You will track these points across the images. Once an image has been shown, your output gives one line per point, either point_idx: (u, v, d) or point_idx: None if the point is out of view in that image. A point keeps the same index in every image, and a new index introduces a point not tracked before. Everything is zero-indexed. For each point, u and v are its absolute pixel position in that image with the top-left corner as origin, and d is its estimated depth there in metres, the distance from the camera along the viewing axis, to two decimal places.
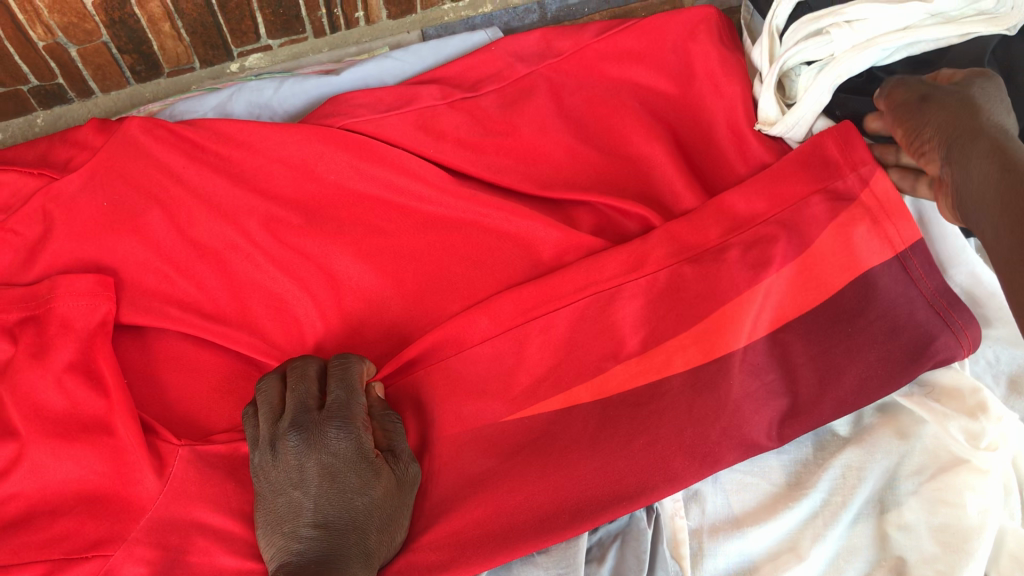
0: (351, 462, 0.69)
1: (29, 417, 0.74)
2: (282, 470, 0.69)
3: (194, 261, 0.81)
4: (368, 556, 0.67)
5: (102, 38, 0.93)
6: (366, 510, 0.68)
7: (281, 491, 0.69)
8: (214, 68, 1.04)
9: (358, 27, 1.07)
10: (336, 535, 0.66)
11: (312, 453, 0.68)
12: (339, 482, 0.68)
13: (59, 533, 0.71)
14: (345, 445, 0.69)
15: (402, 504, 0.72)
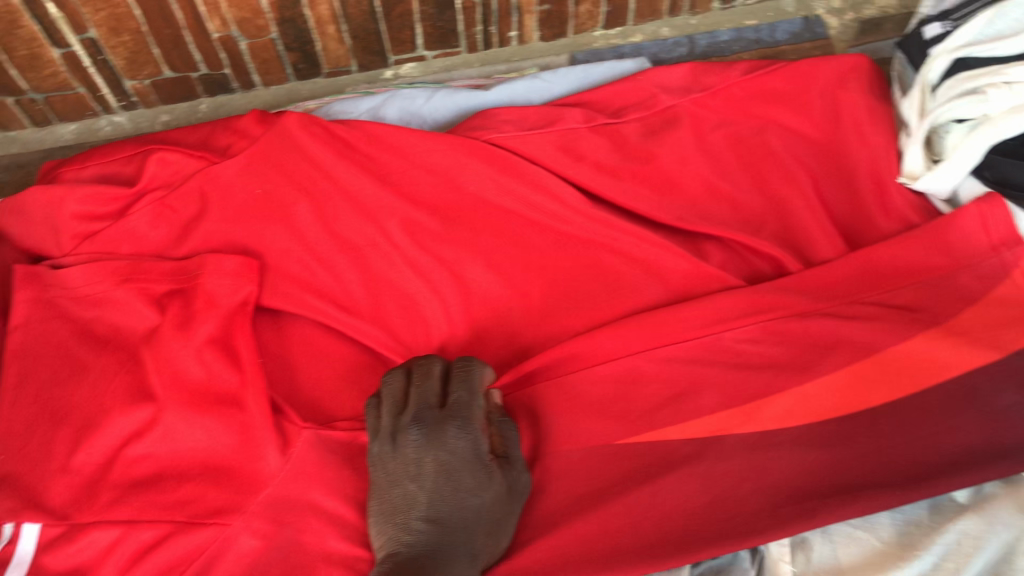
0: (467, 463, 0.71)
1: (169, 384, 0.79)
2: (401, 465, 0.71)
3: (334, 254, 0.85)
4: (472, 556, 0.68)
5: (272, 35, 0.97)
6: (473, 513, 0.70)
7: (397, 483, 0.71)
8: (370, 73, 1.07)
9: (510, 46, 1.09)
10: (446, 532, 0.68)
11: (431, 449, 0.71)
12: (452, 481, 0.70)
13: (184, 497, 0.76)
14: (462, 447, 0.71)
15: (508, 512, 0.73)
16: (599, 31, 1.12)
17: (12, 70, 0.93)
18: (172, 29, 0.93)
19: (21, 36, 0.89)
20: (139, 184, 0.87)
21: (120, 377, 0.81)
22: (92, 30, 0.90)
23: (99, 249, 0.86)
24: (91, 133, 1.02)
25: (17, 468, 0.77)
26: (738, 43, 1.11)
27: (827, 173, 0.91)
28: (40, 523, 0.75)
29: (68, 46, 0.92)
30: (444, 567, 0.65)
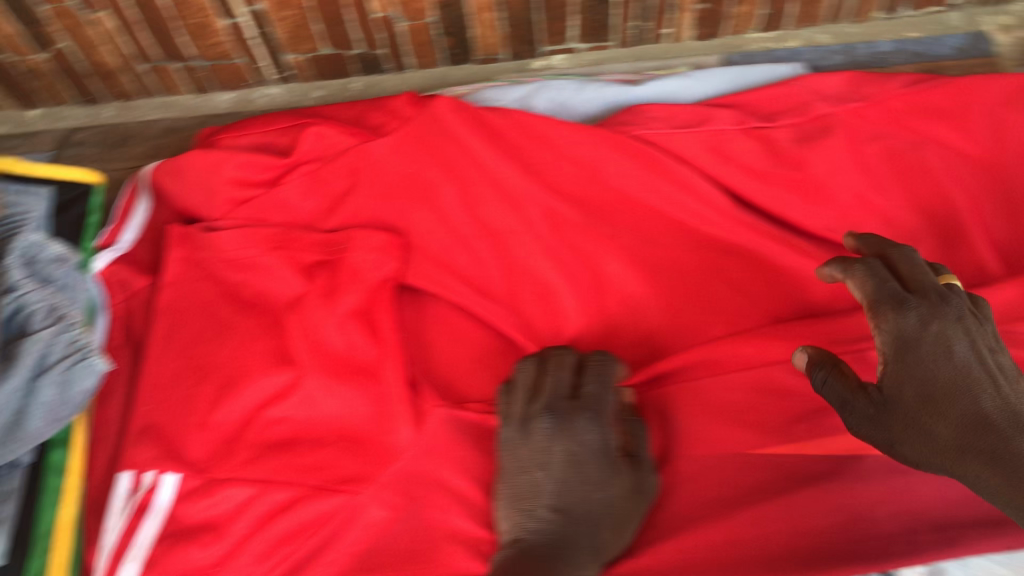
0: (596, 455, 0.71)
1: (311, 352, 0.82)
2: (531, 452, 0.72)
3: (476, 240, 0.87)
4: (597, 550, 0.68)
5: (430, 18, 0.96)
6: (600, 505, 0.69)
7: (525, 469, 0.72)
8: (520, 62, 1.05)
9: (662, 43, 1.07)
10: (572, 522, 0.68)
11: (562, 439, 0.71)
12: (580, 471, 0.70)
13: (317, 463, 0.79)
14: (593, 438, 0.71)
15: (635, 507, 0.72)
16: (754, 34, 1.10)
17: (179, 37, 0.93)
18: (337, 6, 0.91)
19: (192, 7, 0.89)
20: (294, 156, 0.89)
21: (261, 340, 0.83)
22: (260, 5, 0.90)
23: (252, 215, 0.89)
24: (245, 103, 1.03)
25: (161, 419, 0.81)
26: (900, 55, 1.06)
27: (988, 194, 0.88)
28: (180, 473, 0.79)
29: (235, 18, 0.91)
30: (566, 554, 0.65)
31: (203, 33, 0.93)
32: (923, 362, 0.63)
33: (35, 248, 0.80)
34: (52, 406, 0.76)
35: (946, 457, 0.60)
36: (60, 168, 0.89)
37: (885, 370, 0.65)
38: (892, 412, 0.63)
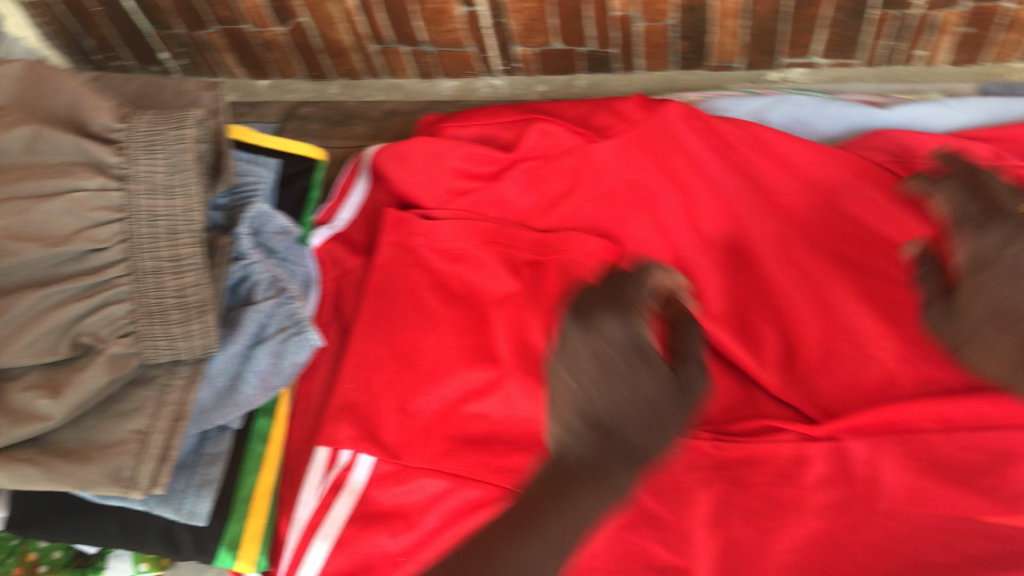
0: (622, 352, 0.53)
1: (517, 351, 0.81)
2: (560, 359, 0.54)
3: (697, 254, 0.84)
4: (633, 455, 0.54)
5: (669, 21, 0.91)
6: (637, 410, 0.53)
7: (556, 373, 0.55)
8: (754, 72, 0.97)
9: (913, 65, 0.95)
10: (603, 432, 0.53)
11: (579, 335, 0.54)
12: (619, 380, 0.53)
13: (512, 465, 0.77)
14: (625, 338, 0.53)
15: (683, 404, 0.56)
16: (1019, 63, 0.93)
17: (416, 21, 0.94)
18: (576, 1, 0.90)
19: None
20: (516, 150, 0.88)
21: (469, 334, 0.84)
22: None
23: (469, 207, 0.88)
24: (468, 91, 1.03)
25: (361, 399, 0.82)
26: None
27: None
28: (373, 457, 0.80)
29: (474, 5, 0.91)
30: (600, 474, 0.53)
31: (439, 19, 0.93)
32: (995, 283, 0.66)
33: (262, 219, 0.82)
34: (265, 374, 0.78)
35: (1005, 369, 0.64)
36: (288, 141, 0.90)
37: (961, 285, 0.69)
38: (957, 322, 0.68)
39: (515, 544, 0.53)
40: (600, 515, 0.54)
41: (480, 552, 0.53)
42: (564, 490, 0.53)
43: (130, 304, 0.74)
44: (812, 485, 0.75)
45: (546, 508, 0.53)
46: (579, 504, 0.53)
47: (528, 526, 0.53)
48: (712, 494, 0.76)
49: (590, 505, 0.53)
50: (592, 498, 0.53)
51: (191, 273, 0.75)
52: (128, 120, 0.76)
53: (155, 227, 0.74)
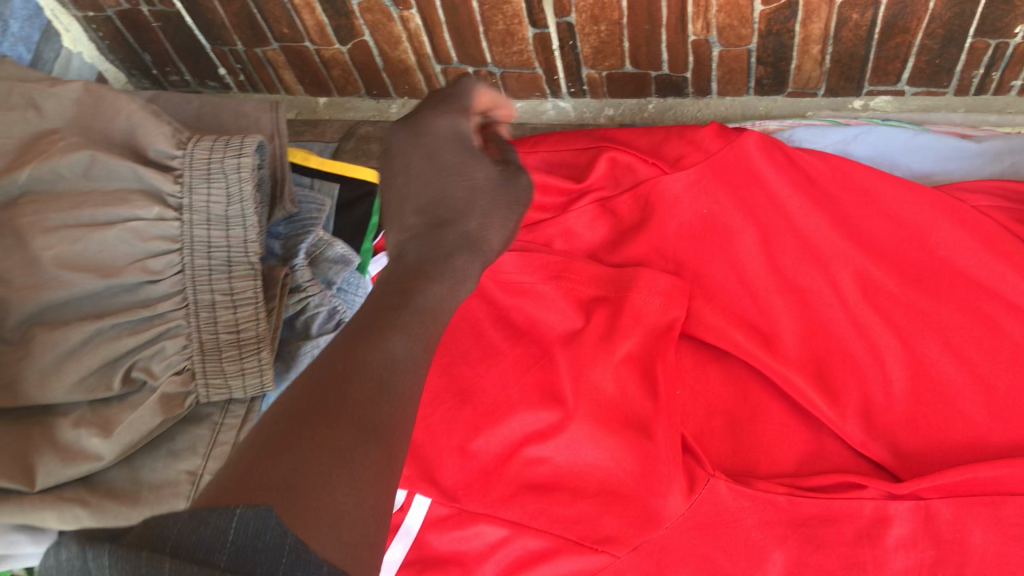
0: (447, 144, 0.63)
1: (584, 396, 0.79)
2: (398, 169, 0.64)
3: (773, 294, 0.81)
4: (467, 242, 0.59)
5: (750, 46, 0.87)
6: (475, 205, 0.61)
7: (402, 172, 0.64)
8: (836, 99, 0.93)
9: (1008, 95, 0.89)
10: (448, 220, 0.60)
11: (421, 142, 0.64)
12: (428, 155, 0.63)
13: (576, 515, 0.75)
14: (444, 126, 0.63)
15: (503, 193, 0.64)
16: None
17: (482, 42, 0.91)
18: (652, 25, 0.86)
19: (505, 12, 0.87)
20: (585, 181, 0.87)
21: (531, 373, 0.81)
22: (573, 16, 0.86)
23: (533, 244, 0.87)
24: (534, 113, 1.01)
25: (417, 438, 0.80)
26: None
27: None
28: (430, 498, 0.77)
29: (545, 27, 0.88)
30: (444, 263, 0.56)
31: (507, 40, 0.90)
32: None
33: (318, 247, 0.80)
34: None
35: None
36: (351, 166, 0.88)
37: None
38: None
39: (374, 342, 0.48)
40: (441, 320, 0.53)
41: (327, 362, 0.47)
42: (413, 280, 0.54)
43: (184, 339, 0.71)
44: (893, 547, 0.71)
45: (396, 303, 0.51)
46: (425, 294, 0.53)
47: (379, 326, 0.49)
48: (785, 552, 0.71)
49: (438, 293, 0.54)
50: (439, 292, 0.54)
51: (247, 308, 0.73)
52: (186, 147, 0.74)
53: (211, 258, 0.72)
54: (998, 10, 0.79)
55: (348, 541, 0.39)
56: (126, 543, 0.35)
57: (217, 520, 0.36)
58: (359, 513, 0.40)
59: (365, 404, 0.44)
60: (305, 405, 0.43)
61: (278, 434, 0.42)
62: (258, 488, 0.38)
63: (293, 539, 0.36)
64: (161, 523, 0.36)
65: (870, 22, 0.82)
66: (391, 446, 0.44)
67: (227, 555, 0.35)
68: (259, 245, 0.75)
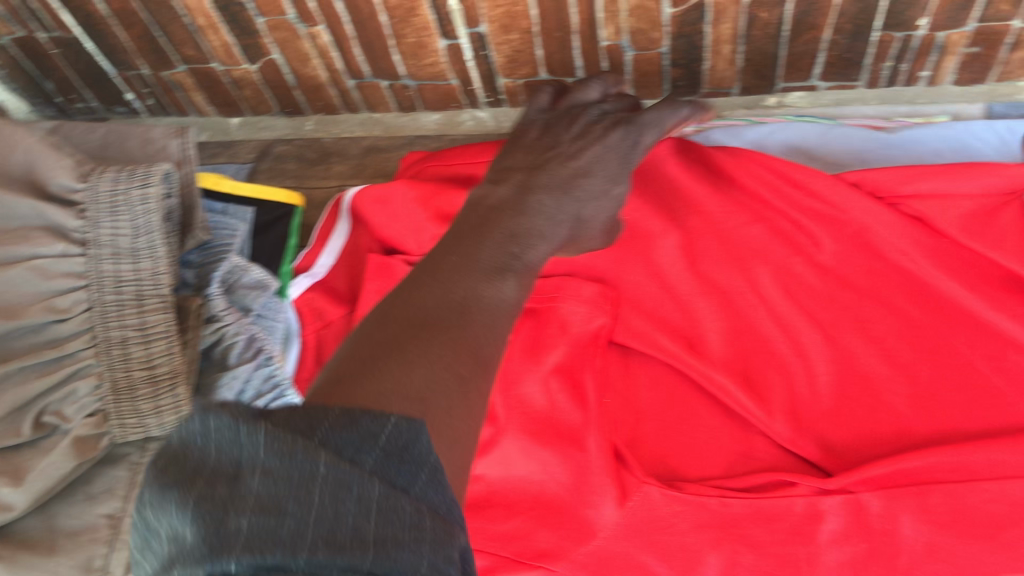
0: (623, 153, 0.70)
1: (513, 411, 0.77)
2: (580, 131, 0.71)
3: (697, 295, 0.80)
4: (573, 222, 0.64)
5: (662, 49, 0.89)
6: (594, 211, 0.66)
7: (566, 136, 0.70)
8: (750, 98, 0.96)
9: (917, 86, 0.92)
10: (572, 196, 0.64)
11: (619, 131, 0.71)
12: (613, 152, 0.69)
13: (513, 532, 0.76)
14: (630, 139, 0.71)
15: (606, 227, 0.68)
16: None
17: (394, 55, 0.93)
18: (562, 32, 0.87)
19: (414, 24, 0.88)
20: None
21: None
22: (484, 26, 0.88)
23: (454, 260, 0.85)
24: (452, 125, 1.02)
25: None
26: None
27: None
28: None
29: (456, 38, 0.90)
30: (541, 225, 0.60)
31: (418, 53, 0.92)
32: None
33: (235, 274, 0.79)
34: None
35: None
36: (266, 188, 0.88)
37: None
38: None
39: (487, 282, 0.53)
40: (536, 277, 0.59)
41: (449, 287, 0.51)
42: (526, 233, 0.58)
43: (95, 379, 0.69)
44: (827, 542, 0.71)
45: (512, 249, 0.57)
46: (534, 252, 0.58)
47: (498, 267, 0.54)
48: (720, 555, 0.72)
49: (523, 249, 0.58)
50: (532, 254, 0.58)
51: (161, 343, 0.71)
52: (89, 178, 0.72)
53: (120, 293, 0.70)
54: (901, 4, 0.80)
55: (459, 451, 0.44)
56: (280, 420, 0.38)
57: (369, 424, 0.39)
58: (468, 435, 0.45)
59: (481, 337, 0.49)
60: (428, 326, 0.48)
61: (401, 349, 0.46)
62: (397, 397, 0.42)
63: (434, 461, 0.40)
64: (309, 411, 0.39)
65: (778, 20, 0.84)
66: (491, 375, 0.49)
67: (375, 460, 0.38)
68: (170, 276, 0.73)
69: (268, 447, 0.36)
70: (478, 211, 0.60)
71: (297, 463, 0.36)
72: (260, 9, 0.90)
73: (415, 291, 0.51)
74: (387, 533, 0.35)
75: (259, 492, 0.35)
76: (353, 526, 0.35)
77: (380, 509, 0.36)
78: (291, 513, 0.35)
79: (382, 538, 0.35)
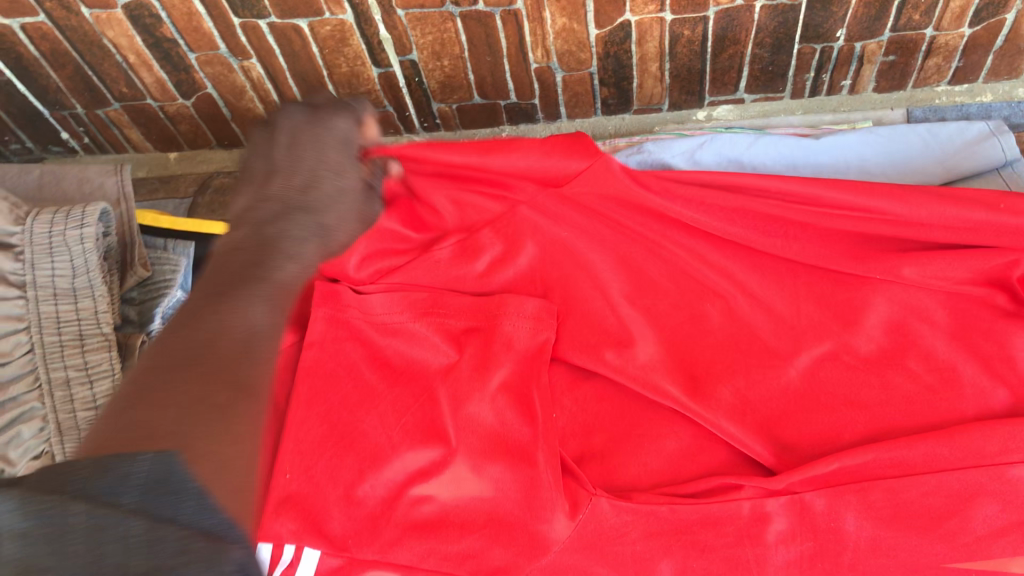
0: (336, 145, 0.68)
1: (462, 429, 0.77)
2: (288, 134, 0.68)
3: (633, 304, 0.83)
4: (319, 232, 0.64)
5: (590, 69, 0.94)
6: (339, 216, 0.66)
7: (266, 158, 0.69)
8: (681, 112, 1.01)
9: (840, 95, 0.98)
10: (294, 210, 0.64)
11: (314, 127, 0.68)
12: (313, 148, 0.67)
13: (467, 551, 0.73)
14: (345, 126, 0.70)
15: (368, 205, 0.70)
16: (943, 86, 0.96)
17: (328, 85, 0.97)
18: (493, 56, 0.92)
19: (346, 54, 0.92)
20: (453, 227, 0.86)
21: (412, 413, 0.78)
22: (415, 53, 0.92)
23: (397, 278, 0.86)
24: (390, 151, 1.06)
25: (303, 490, 0.74)
26: None
27: None
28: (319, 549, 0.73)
29: (389, 66, 0.94)
30: (272, 246, 0.62)
31: (353, 82, 0.96)
32: None
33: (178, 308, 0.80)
34: None
35: None
36: (205, 221, 0.87)
37: None
38: None
39: (234, 310, 0.56)
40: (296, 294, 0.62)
41: (199, 329, 0.54)
42: (279, 259, 0.61)
43: (39, 422, 0.69)
44: (774, 543, 0.72)
45: (257, 274, 0.59)
46: (283, 271, 0.61)
47: (243, 295, 0.57)
48: (672, 562, 0.72)
49: (299, 273, 0.62)
50: (280, 272, 0.61)
51: (104, 382, 0.72)
52: (24, 222, 0.71)
53: (61, 334, 0.70)
54: (818, 18, 0.87)
55: (231, 463, 0.46)
56: (31, 484, 0.40)
57: (125, 465, 0.41)
58: (238, 455, 0.47)
59: (233, 365, 0.52)
60: (188, 361, 0.51)
61: (155, 387, 0.49)
62: (160, 436, 0.45)
63: (198, 483, 0.42)
64: (64, 468, 0.41)
65: (701, 36, 0.89)
66: (258, 399, 0.52)
67: (133, 496, 0.40)
68: (111, 315, 0.73)
69: (21, 511, 0.38)
70: (221, 259, 0.62)
71: (48, 520, 0.38)
72: (191, 46, 0.92)
73: (182, 328, 0.54)
74: (155, 561, 0.37)
75: (15, 557, 0.37)
76: (117, 563, 0.37)
77: (144, 545, 0.38)
78: (50, 568, 0.37)
79: (152, 567, 0.37)
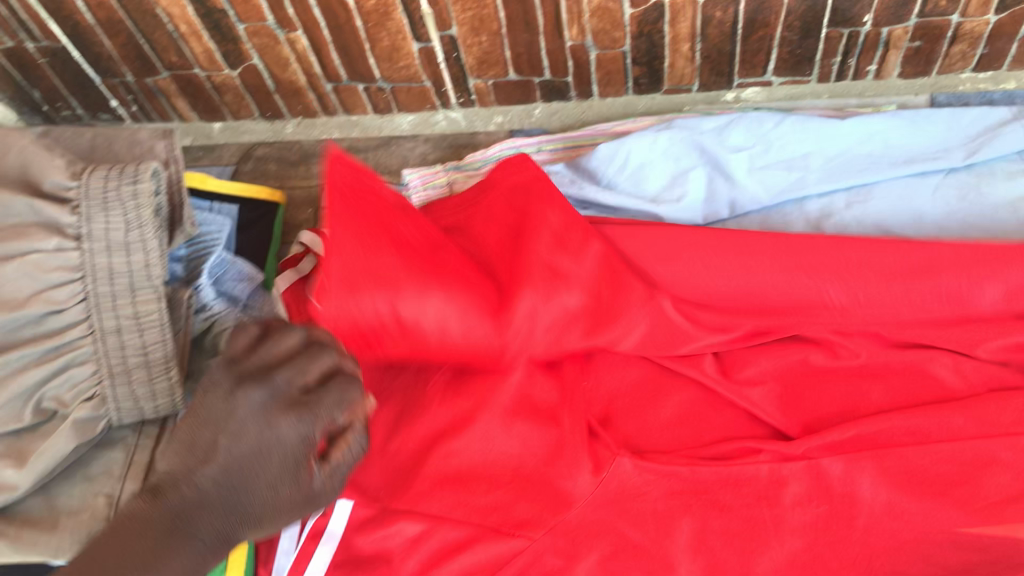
0: (282, 466, 0.58)
1: (492, 389, 0.79)
2: (248, 401, 0.58)
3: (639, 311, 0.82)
4: (220, 539, 0.59)
5: (624, 48, 0.99)
6: (270, 510, 0.59)
7: (200, 426, 0.59)
8: (710, 94, 1.05)
9: (865, 80, 1.01)
10: (205, 511, 0.58)
11: (254, 422, 0.58)
12: (251, 466, 0.58)
13: (492, 504, 0.76)
14: (334, 412, 0.58)
15: (304, 505, 0.60)
16: (967, 73, 1.00)
17: (370, 59, 1.04)
18: (529, 33, 0.98)
19: (389, 28, 0.99)
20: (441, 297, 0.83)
21: (443, 372, 0.82)
22: (455, 28, 0.98)
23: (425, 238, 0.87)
24: (426, 125, 1.13)
25: None
26: None
27: None
28: (352, 501, 0.77)
29: (429, 41, 1.01)
30: (173, 533, 0.57)
31: (393, 56, 1.03)
32: None
33: (221, 267, 0.85)
34: None
35: None
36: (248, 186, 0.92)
37: None
38: None
39: None
40: None
41: None
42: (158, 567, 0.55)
43: (92, 366, 0.73)
44: (790, 505, 0.74)
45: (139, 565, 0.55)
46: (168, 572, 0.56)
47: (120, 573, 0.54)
48: (690, 520, 0.75)
49: (188, 566, 0.57)
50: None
51: (153, 331, 0.75)
52: (81, 176, 0.75)
53: (113, 285, 0.74)
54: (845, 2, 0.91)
55: None
56: None
57: None
58: None
59: None
60: None
61: None
62: None
63: None
64: None
65: (732, 18, 0.94)
66: None
67: None
68: (162, 268, 0.76)
69: None
70: (139, 510, 0.58)
71: None
72: (240, 15, 1.00)
73: None
74: None
75: None
76: None
77: None
78: None
79: None
